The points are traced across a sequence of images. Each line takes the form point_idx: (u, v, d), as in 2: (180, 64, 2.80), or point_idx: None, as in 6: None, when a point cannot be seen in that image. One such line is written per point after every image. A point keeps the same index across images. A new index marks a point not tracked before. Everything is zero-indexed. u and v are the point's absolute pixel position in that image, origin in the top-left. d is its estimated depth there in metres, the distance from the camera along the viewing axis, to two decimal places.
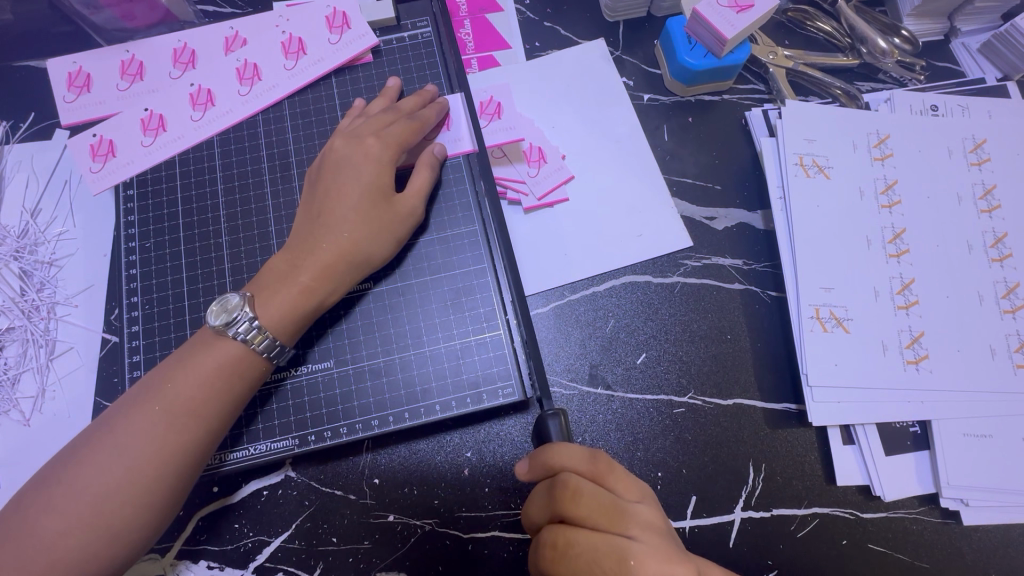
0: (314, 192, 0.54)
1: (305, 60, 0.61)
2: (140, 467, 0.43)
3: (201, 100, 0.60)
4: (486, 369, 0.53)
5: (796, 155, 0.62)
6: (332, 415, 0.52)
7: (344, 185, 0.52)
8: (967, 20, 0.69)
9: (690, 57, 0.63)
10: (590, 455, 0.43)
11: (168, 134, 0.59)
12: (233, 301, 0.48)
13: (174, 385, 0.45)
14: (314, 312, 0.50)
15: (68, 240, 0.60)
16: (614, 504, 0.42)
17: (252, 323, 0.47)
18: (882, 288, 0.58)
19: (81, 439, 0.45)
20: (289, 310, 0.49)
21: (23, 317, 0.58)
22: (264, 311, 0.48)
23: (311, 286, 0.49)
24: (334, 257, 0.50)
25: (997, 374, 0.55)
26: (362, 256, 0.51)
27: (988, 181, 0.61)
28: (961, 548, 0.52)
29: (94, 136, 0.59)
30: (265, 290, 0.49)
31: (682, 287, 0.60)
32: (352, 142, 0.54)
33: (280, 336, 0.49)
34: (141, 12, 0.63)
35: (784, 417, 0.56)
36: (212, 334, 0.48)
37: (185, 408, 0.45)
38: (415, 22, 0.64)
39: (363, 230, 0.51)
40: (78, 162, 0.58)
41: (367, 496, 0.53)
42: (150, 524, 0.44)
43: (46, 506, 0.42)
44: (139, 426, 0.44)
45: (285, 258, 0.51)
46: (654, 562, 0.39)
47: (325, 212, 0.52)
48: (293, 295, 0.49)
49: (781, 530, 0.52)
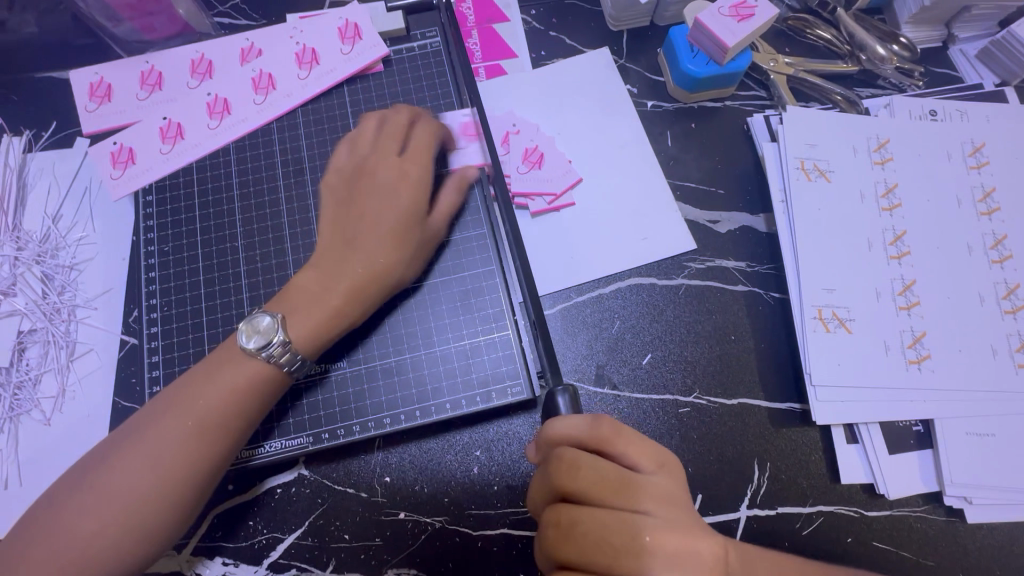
0: (347, 203, 0.55)
1: (318, 69, 0.63)
2: (169, 471, 0.44)
3: (217, 108, 0.62)
4: (494, 369, 0.54)
5: (798, 159, 0.63)
6: (345, 414, 0.54)
7: (377, 207, 0.53)
8: (963, 27, 0.70)
9: (692, 64, 0.65)
10: (590, 422, 0.42)
11: (186, 141, 0.61)
12: (264, 323, 0.48)
13: (202, 393, 0.46)
14: (344, 330, 0.52)
15: (87, 245, 0.62)
16: (623, 479, 0.41)
17: (286, 344, 0.48)
18: (884, 289, 0.59)
19: (113, 440, 0.46)
20: (321, 330, 0.50)
21: (44, 320, 0.60)
22: (297, 332, 0.49)
23: (342, 307, 0.50)
24: (367, 278, 0.51)
25: (998, 374, 0.56)
26: (391, 281, 0.53)
27: (987, 183, 0.63)
28: (965, 546, 0.53)
29: (114, 144, 0.61)
30: (295, 311, 0.50)
31: (686, 288, 0.61)
32: (389, 164, 0.55)
33: (309, 356, 0.50)
34: (160, 24, 0.65)
35: (788, 417, 0.57)
36: (240, 352, 0.48)
37: (212, 416, 0.46)
38: (424, 33, 0.66)
39: (394, 254, 0.53)
40: (99, 169, 0.60)
41: (378, 494, 0.54)
42: (171, 527, 0.45)
43: (77, 505, 0.43)
44: (167, 431, 0.45)
45: (313, 278, 0.51)
46: (672, 537, 0.39)
47: (359, 230, 0.53)
48: (324, 317, 0.50)
49: (786, 527, 0.53)
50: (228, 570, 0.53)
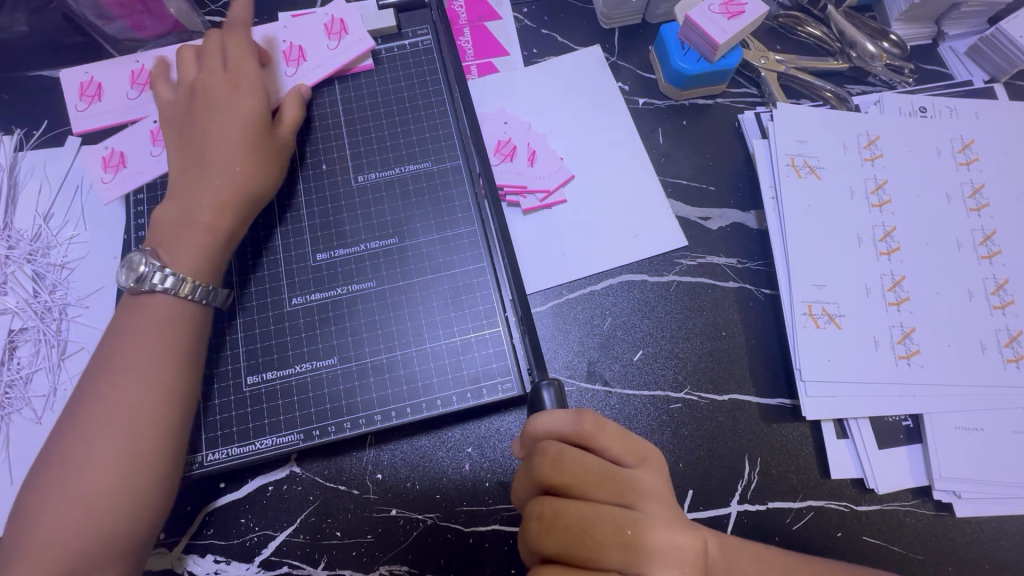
0: (189, 132, 0.56)
1: (306, 65, 0.62)
2: (131, 435, 0.45)
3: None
4: (485, 366, 0.54)
5: (788, 156, 0.63)
6: (336, 411, 0.53)
7: (216, 124, 0.55)
8: (953, 24, 0.71)
9: (684, 63, 0.65)
10: (574, 416, 0.42)
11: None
12: (137, 261, 0.50)
13: (146, 353, 0.48)
14: (229, 245, 0.54)
15: (79, 243, 0.62)
16: (607, 473, 0.41)
17: (163, 271, 0.50)
18: (874, 285, 0.59)
19: (65, 431, 0.46)
20: (200, 250, 0.52)
21: (35, 318, 0.59)
22: (177, 262, 0.51)
23: (214, 223, 0.52)
24: (223, 196, 0.53)
25: (987, 369, 0.56)
26: (256, 195, 0.55)
27: (976, 179, 0.63)
28: (954, 540, 0.53)
29: (106, 148, 0.61)
30: (167, 241, 0.52)
31: (677, 285, 0.62)
32: (212, 87, 0.56)
33: (206, 280, 0.52)
34: (151, 23, 0.65)
35: (778, 412, 0.57)
36: (131, 295, 0.50)
37: (158, 374, 0.47)
38: (415, 31, 0.66)
39: (248, 169, 0.54)
40: (90, 173, 0.60)
41: (369, 491, 0.54)
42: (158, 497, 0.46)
43: (55, 501, 0.43)
44: (119, 401, 0.46)
45: (172, 206, 0.53)
46: (655, 532, 0.40)
47: (208, 155, 0.54)
48: (196, 235, 0.52)
49: (776, 522, 0.53)
50: (220, 568, 0.53)
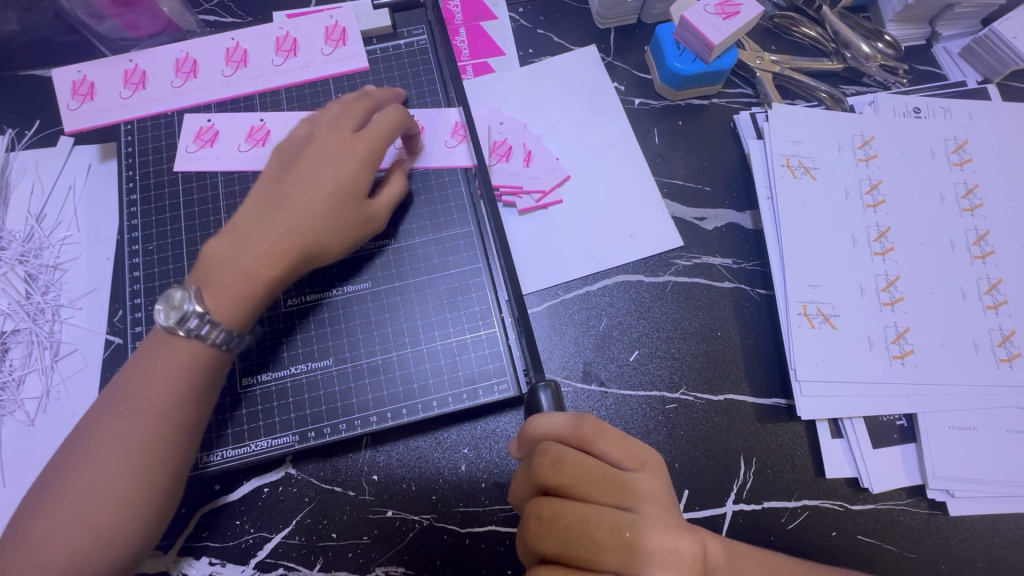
0: (283, 176, 0.52)
1: (293, 61, 0.63)
2: (128, 457, 0.44)
3: (205, 136, 0.61)
4: (482, 367, 0.54)
5: (783, 157, 0.63)
6: (331, 412, 0.53)
7: (315, 176, 0.52)
8: (947, 25, 0.71)
9: (679, 62, 0.65)
10: (574, 420, 0.42)
11: (210, 150, 0.60)
12: (177, 297, 0.47)
13: (163, 363, 0.46)
14: (265, 298, 0.50)
15: (72, 244, 0.62)
16: (607, 475, 0.41)
17: (203, 318, 0.47)
18: (868, 285, 0.59)
19: (70, 444, 0.45)
20: (238, 300, 0.48)
21: (28, 320, 0.59)
22: (214, 301, 0.47)
23: (260, 274, 0.49)
24: (276, 248, 0.49)
25: (980, 368, 0.57)
26: (314, 250, 0.51)
27: (970, 180, 0.63)
28: (948, 538, 0.54)
29: (208, 121, 0.61)
30: (213, 279, 0.48)
31: (673, 285, 0.62)
32: (329, 139, 0.53)
33: (232, 324, 0.48)
34: (144, 21, 0.64)
35: (774, 412, 0.57)
36: (164, 333, 0.47)
37: (162, 400, 0.45)
38: (411, 30, 0.65)
39: (319, 224, 0.51)
40: (181, 137, 0.61)
41: (365, 492, 0.54)
42: (155, 506, 0.45)
43: (56, 502, 0.43)
44: (120, 424, 0.44)
45: (228, 245, 0.49)
46: (654, 534, 0.40)
47: (286, 203, 0.51)
48: (237, 283, 0.48)
49: (772, 522, 0.54)
50: (214, 570, 0.52)
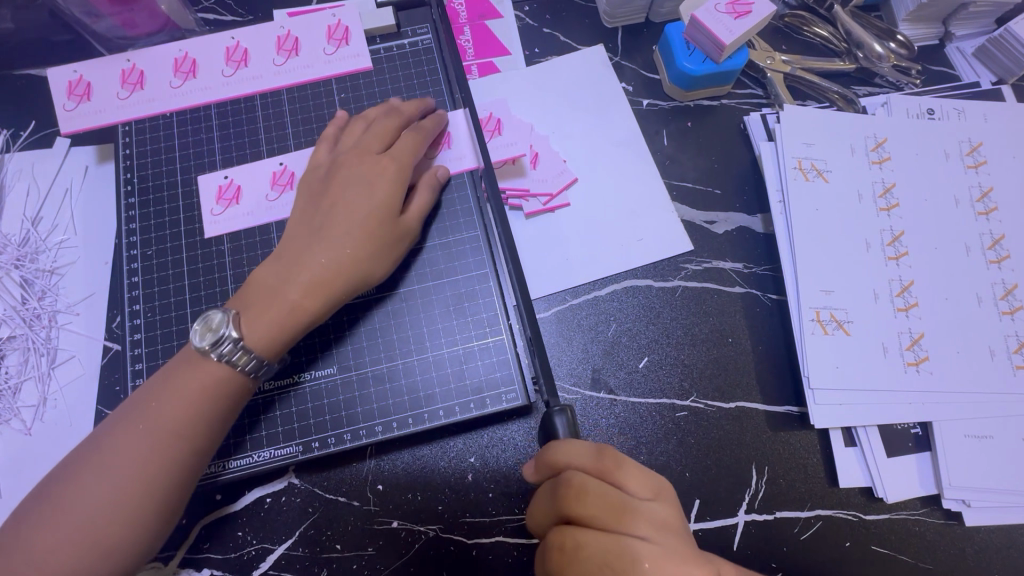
0: (317, 203, 0.53)
1: (295, 61, 0.61)
2: (140, 474, 0.43)
3: (227, 195, 0.57)
4: (489, 375, 0.53)
5: (795, 159, 0.62)
6: (335, 422, 0.52)
7: (351, 200, 0.52)
8: (961, 24, 0.70)
9: (689, 62, 0.64)
10: (596, 451, 0.41)
11: (239, 207, 0.57)
12: (216, 319, 0.47)
13: (184, 382, 0.46)
14: (308, 327, 0.50)
15: (69, 248, 0.60)
16: (626, 504, 0.41)
17: (237, 343, 0.47)
18: (882, 290, 0.58)
19: (80, 451, 0.44)
20: (275, 330, 0.48)
21: (25, 326, 0.58)
22: (251, 331, 0.47)
23: (302, 303, 0.49)
24: (321, 276, 0.49)
25: (996, 375, 0.56)
26: (358, 276, 0.51)
27: (984, 183, 0.62)
28: (963, 549, 0.53)
29: (225, 178, 0.58)
30: (252, 308, 0.48)
31: (682, 290, 0.60)
32: (362, 159, 0.53)
33: (265, 354, 0.48)
34: (141, 20, 0.63)
35: (786, 420, 0.56)
36: (195, 354, 0.47)
37: (185, 420, 0.45)
38: (415, 30, 0.64)
39: (361, 248, 0.51)
40: (203, 202, 0.57)
41: (370, 502, 0.53)
42: (152, 524, 0.44)
43: (52, 512, 0.42)
44: (136, 439, 0.44)
45: (271, 272, 0.50)
46: (668, 564, 0.39)
47: (323, 229, 0.51)
48: (279, 313, 0.48)
49: (784, 532, 0.53)
50: None
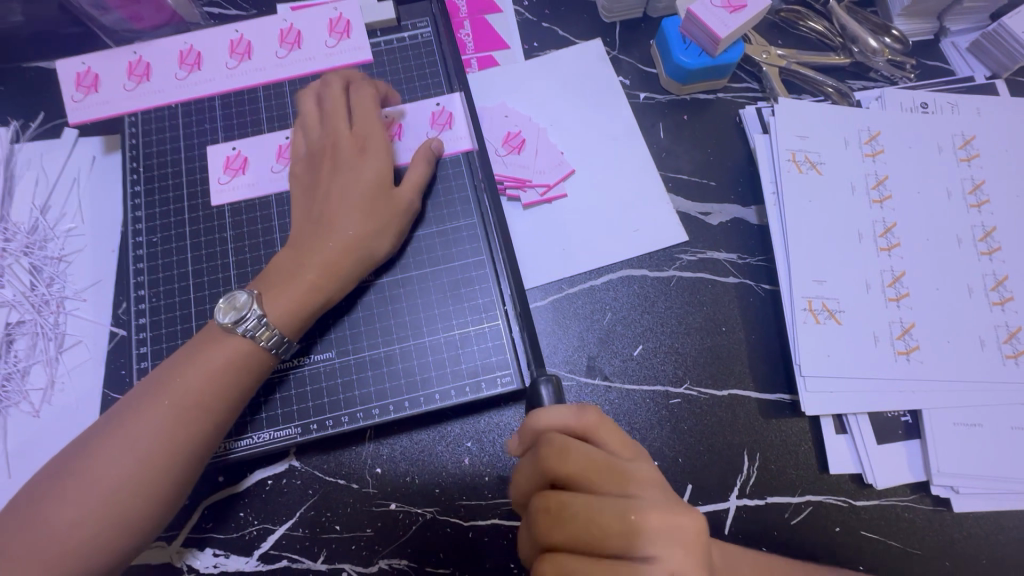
0: (324, 191, 0.54)
1: (298, 53, 0.62)
2: (150, 455, 0.44)
3: (234, 165, 0.59)
4: (484, 359, 0.54)
5: (789, 152, 0.63)
6: (334, 404, 0.53)
7: (353, 185, 0.53)
8: (954, 20, 0.70)
9: (685, 56, 0.65)
10: (577, 410, 0.43)
11: (246, 176, 0.59)
12: (240, 298, 0.49)
13: (203, 360, 0.47)
14: (321, 308, 0.51)
15: (76, 236, 0.62)
16: (610, 462, 0.41)
17: (260, 319, 0.48)
18: (874, 281, 0.59)
19: (94, 431, 0.46)
20: (296, 306, 0.50)
21: (32, 311, 0.59)
22: (272, 307, 0.49)
23: (316, 281, 0.50)
24: (334, 255, 0.51)
25: (986, 365, 0.57)
26: (364, 256, 0.52)
27: (977, 176, 0.63)
28: (952, 535, 0.54)
29: (232, 149, 0.60)
30: (271, 287, 0.50)
31: (677, 280, 0.61)
32: (364, 146, 0.55)
33: (287, 331, 0.50)
34: (148, 14, 0.64)
35: (777, 407, 0.57)
36: (219, 329, 0.49)
37: (194, 403, 0.46)
38: (415, 23, 0.65)
39: (366, 230, 0.52)
40: (212, 169, 0.59)
41: (369, 485, 0.54)
42: (168, 496, 0.45)
43: (71, 485, 0.43)
44: (148, 420, 0.45)
45: (289, 256, 0.52)
46: (658, 515, 0.39)
47: (331, 214, 0.52)
48: (296, 294, 0.50)
49: (776, 518, 0.54)
50: (219, 561, 0.53)
